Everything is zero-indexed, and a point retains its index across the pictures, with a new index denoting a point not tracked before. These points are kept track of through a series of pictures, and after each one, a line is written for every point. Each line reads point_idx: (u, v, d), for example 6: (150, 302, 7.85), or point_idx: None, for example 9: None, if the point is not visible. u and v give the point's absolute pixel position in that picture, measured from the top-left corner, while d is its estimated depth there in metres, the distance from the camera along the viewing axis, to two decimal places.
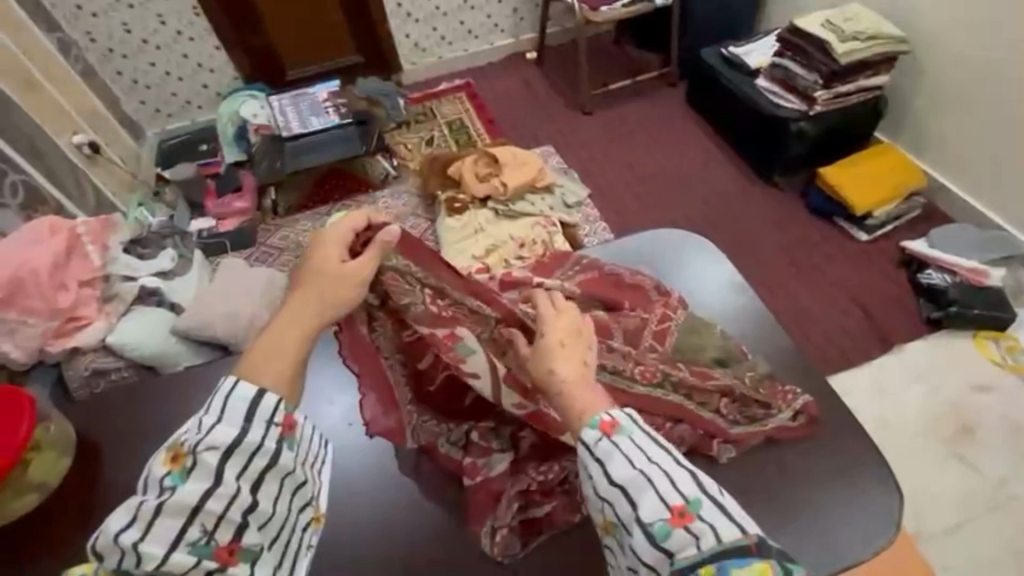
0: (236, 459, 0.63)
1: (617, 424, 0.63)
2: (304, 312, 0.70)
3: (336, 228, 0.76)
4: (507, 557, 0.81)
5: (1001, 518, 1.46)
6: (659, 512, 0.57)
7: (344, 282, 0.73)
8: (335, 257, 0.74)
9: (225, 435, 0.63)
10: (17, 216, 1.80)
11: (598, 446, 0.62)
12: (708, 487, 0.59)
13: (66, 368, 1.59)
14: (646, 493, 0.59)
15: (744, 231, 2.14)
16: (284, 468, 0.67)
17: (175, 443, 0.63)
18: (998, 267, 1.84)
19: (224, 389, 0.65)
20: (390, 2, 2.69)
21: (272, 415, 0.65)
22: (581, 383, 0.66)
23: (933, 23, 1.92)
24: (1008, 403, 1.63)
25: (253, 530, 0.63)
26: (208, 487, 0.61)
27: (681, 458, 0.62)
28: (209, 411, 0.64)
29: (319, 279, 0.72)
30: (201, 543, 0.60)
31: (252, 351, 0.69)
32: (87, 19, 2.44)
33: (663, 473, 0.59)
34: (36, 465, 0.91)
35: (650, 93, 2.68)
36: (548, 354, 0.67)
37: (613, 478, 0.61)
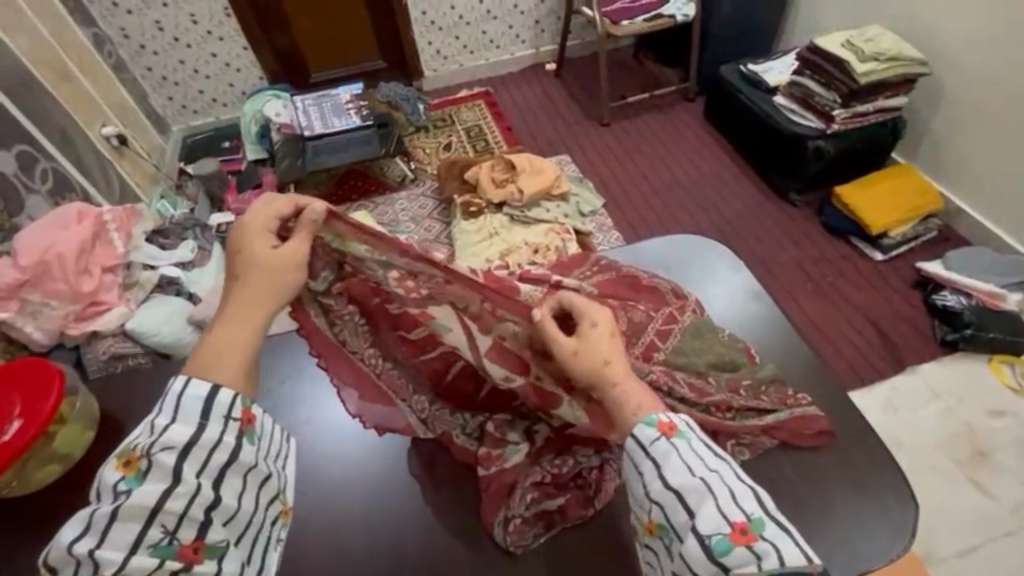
0: (194, 457, 0.62)
1: (675, 427, 0.64)
2: (254, 304, 0.68)
3: (255, 215, 0.72)
4: (520, 548, 0.81)
5: (1017, 545, 1.42)
6: (719, 526, 0.56)
7: (283, 269, 0.71)
8: (264, 243, 0.71)
9: (180, 434, 0.61)
10: (45, 201, 1.82)
11: (654, 446, 0.62)
12: (769, 508, 0.58)
13: (85, 351, 1.61)
14: (705, 503, 0.57)
15: (758, 245, 2.14)
16: (246, 463, 0.65)
17: (128, 448, 0.62)
18: (1015, 291, 1.82)
19: (175, 388, 0.64)
20: (415, 10, 2.74)
21: (229, 411, 0.65)
22: (631, 379, 0.70)
23: (955, 48, 1.93)
24: (1022, 429, 1.61)
25: (218, 527, 0.62)
26: (166, 487, 0.59)
27: (740, 472, 0.61)
28: (162, 411, 0.63)
29: (253, 270, 0.69)
30: (162, 544, 0.58)
31: (202, 347, 0.67)
32: (122, 16, 2.50)
33: (721, 484, 0.58)
34: (60, 436, 0.93)
35: (668, 108, 2.71)
36: (599, 349, 0.70)
37: (669, 482, 0.60)
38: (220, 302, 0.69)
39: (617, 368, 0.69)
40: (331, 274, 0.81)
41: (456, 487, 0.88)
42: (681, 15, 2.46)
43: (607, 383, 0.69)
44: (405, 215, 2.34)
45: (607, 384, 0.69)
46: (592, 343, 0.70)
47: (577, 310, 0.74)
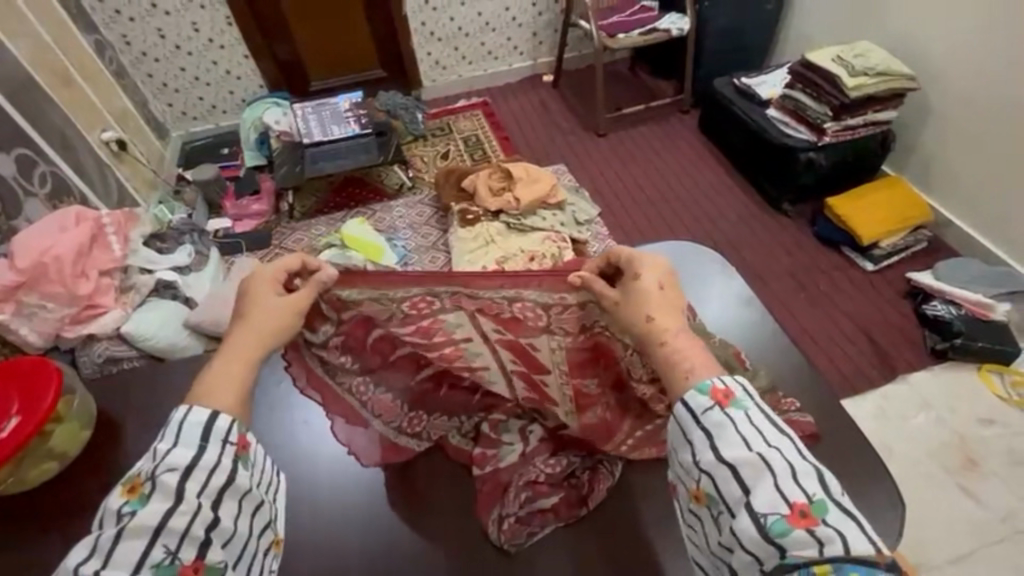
0: (195, 478, 0.62)
1: (730, 395, 0.63)
2: (255, 343, 0.72)
3: (265, 269, 0.78)
4: (514, 546, 0.80)
5: (1007, 553, 1.43)
6: (776, 506, 0.55)
7: (284, 318, 0.76)
8: (269, 292, 0.77)
9: (182, 456, 0.62)
10: (43, 205, 1.83)
11: (707, 415, 0.62)
12: (831, 490, 0.56)
13: (80, 353, 1.62)
14: (762, 480, 0.57)
15: (752, 255, 2.17)
16: (242, 486, 0.65)
17: (133, 475, 0.63)
18: (1004, 301, 1.85)
19: (176, 417, 0.65)
20: (415, 21, 2.78)
21: (227, 435, 0.65)
22: (682, 334, 0.70)
23: (943, 64, 1.97)
24: (1013, 437, 1.62)
25: (218, 546, 0.61)
26: (169, 506, 0.60)
27: (802, 449, 0.60)
28: (164, 437, 0.64)
29: (256, 315, 0.74)
30: (164, 564, 0.58)
31: (201, 380, 0.69)
32: (124, 23, 2.53)
33: (780, 460, 0.57)
34: (57, 435, 0.93)
35: (663, 119, 2.76)
36: (646, 302, 0.73)
37: (722, 454, 0.60)
38: (223, 340, 0.72)
39: (664, 323, 0.71)
40: (330, 327, 0.87)
41: (450, 490, 0.87)
42: (676, 29, 2.50)
43: (655, 339, 0.70)
44: (403, 222, 2.36)
45: (655, 340, 0.70)
46: (636, 295, 0.74)
47: (625, 263, 0.78)
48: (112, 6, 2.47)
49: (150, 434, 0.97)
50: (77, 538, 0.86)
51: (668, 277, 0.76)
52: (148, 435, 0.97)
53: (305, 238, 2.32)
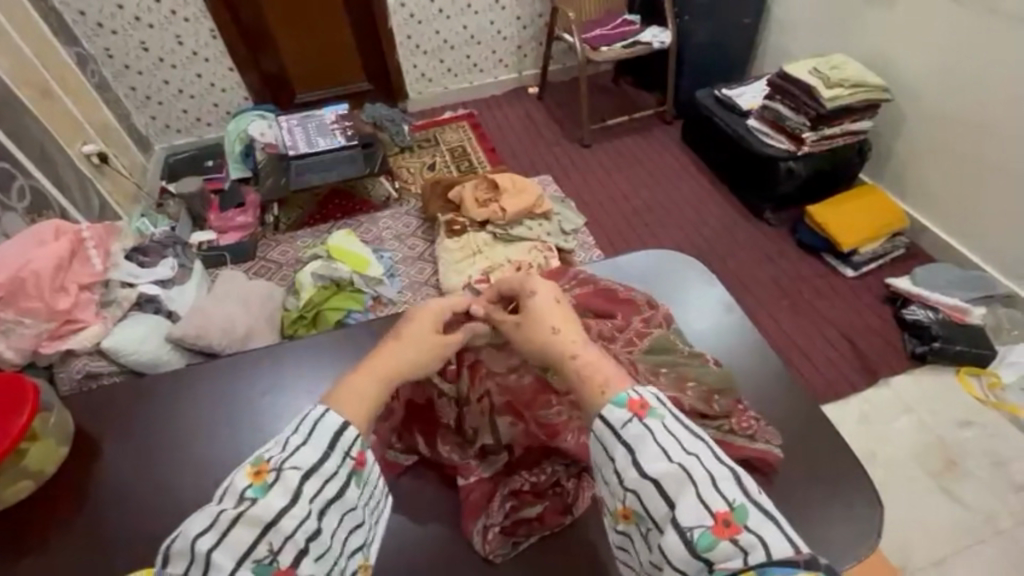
0: (314, 480, 0.59)
1: (646, 406, 0.62)
2: (394, 363, 0.72)
3: (434, 302, 0.82)
4: (498, 556, 0.80)
5: (989, 553, 1.45)
6: (701, 518, 0.54)
7: (429, 350, 0.76)
8: (431, 323, 0.79)
9: (308, 456, 0.60)
10: (21, 219, 1.80)
11: (627, 429, 0.61)
12: (752, 493, 0.56)
13: (58, 370, 1.59)
14: (685, 490, 0.56)
15: (735, 263, 2.20)
16: (348, 503, 0.61)
17: (260, 459, 0.60)
18: (978, 305, 1.90)
19: (313, 414, 0.63)
20: (400, 34, 2.80)
21: (349, 447, 0.62)
22: (586, 347, 0.70)
23: (914, 76, 2.04)
24: (991, 439, 1.65)
25: (312, 560, 0.56)
26: (285, 504, 0.56)
27: (721, 456, 0.60)
28: (297, 431, 0.62)
29: (414, 339, 0.76)
30: (264, 563, 0.54)
31: (338, 386, 0.69)
32: (107, 36, 2.51)
33: (700, 469, 0.57)
34: (31, 455, 0.91)
35: (647, 130, 2.80)
36: (547, 320, 0.73)
37: (645, 470, 0.58)
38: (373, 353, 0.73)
39: (568, 337, 0.71)
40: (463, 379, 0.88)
41: (434, 500, 0.87)
42: (658, 42, 2.55)
43: (564, 355, 0.70)
44: (389, 233, 2.36)
45: (565, 356, 0.69)
46: (539, 314, 0.74)
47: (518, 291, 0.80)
48: (95, 19, 2.46)
49: (128, 449, 0.96)
50: (51, 559, 0.84)
51: (559, 295, 0.78)
52: (127, 450, 0.95)
53: (290, 250, 2.31)
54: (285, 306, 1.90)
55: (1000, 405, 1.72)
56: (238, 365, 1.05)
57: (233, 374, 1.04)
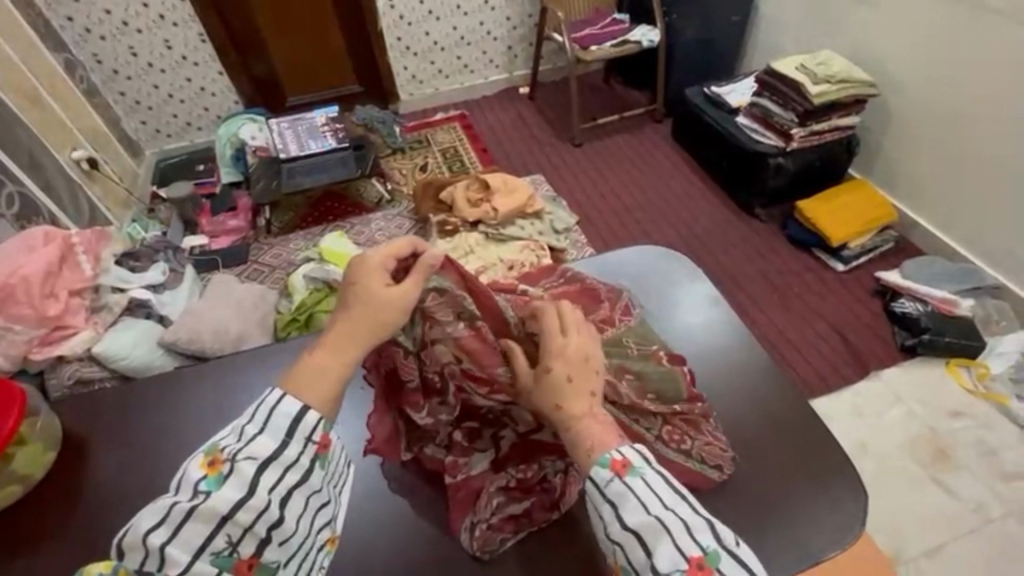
0: (271, 471, 0.59)
1: (628, 463, 0.62)
2: (356, 334, 0.65)
3: (376, 250, 0.71)
4: (486, 553, 0.81)
5: (980, 542, 1.47)
6: (677, 563, 0.56)
7: (387, 311, 0.67)
8: (379, 281, 0.68)
9: (264, 447, 0.59)
10: (11, 226, 1.79)
11: (609, 487, 0.61)
12: (724, 538, 0.58)
13: (49, 377, 1.58)
14: (663, 543, 0.57)
15: (726, 258, 2.21)
16: (313, 486, 0.62)
17: (214, 447, 0.59)
18: (967, 297, 1.91)
19: (269, 400, 0.61)
20: (390, 36, 2.80)
21: (311, 433, 0.61)
22: (590, 416, 0.66)
23: (900, 72, 2.06)
24: (981, 429, 1.67)
25: (274, 546, 0.58)
26: (241, 497, 0.57)
27: (695, 503, 0.61)
28: (252, 419, 0.60)
29: (364, 304, 0.67)
30: (223, 554, 0.56)
31: (296, 367, 0.64)
32: (95, 42, 2.51)
33: (677, 521, 0.58)
34: (20, 458, 0.90)
35: (637, 128, 2.81)
36: (555, 389, 0.67)
37: (627, 522, 0.60)
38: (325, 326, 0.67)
39: (575, 407, 0.66)
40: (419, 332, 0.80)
41: (424, 500, 0.88)
42: (647, 41, 2.56)
43: (562, 425, 0.67)
44: (382, 235, 2.36)
45: (562, 427, 0.67)
46: (545, 382, 0.68)
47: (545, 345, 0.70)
48: (82, 25, 2.45)
49: (118, 451, 0.96)
50: (41, 562, 0.84)
51: (585, 359, 0.69)
52: (116, 453, 0.95)
53: (282, 253, 2.31)
54: (279, 309, 1.86)
55: (990, 395, 1.73)
56: (232, 365, 1.06)
57: (225, 376, 1.05)
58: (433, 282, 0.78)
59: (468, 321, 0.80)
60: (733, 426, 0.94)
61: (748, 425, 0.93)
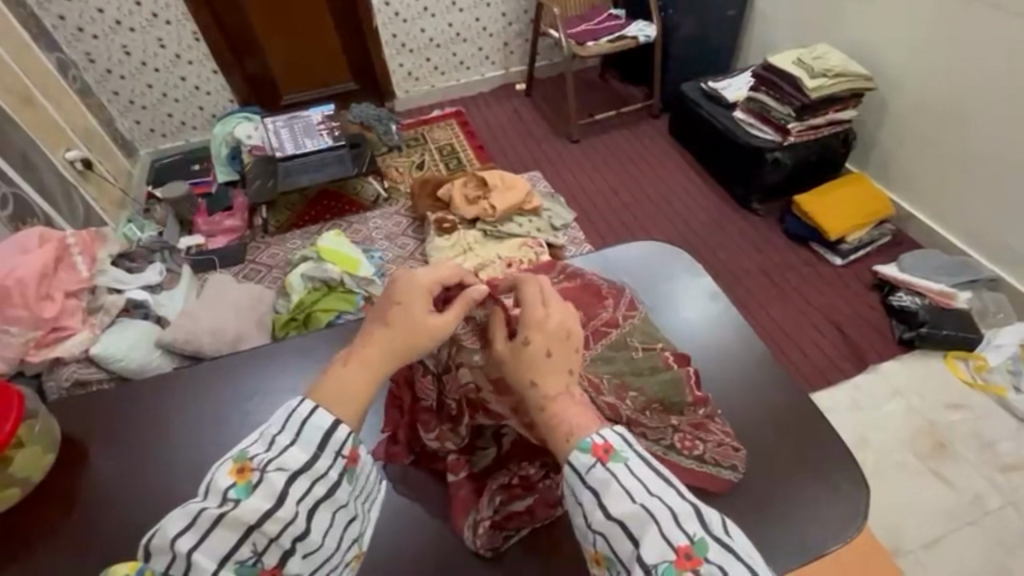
0: (300, 483, 0.58)
1: (610, 448, 0.59)
2: (390, 356, 0.64)
3: (426, 275, 0.70)
4: (490, 550, 0.81)
5: (979, 534, 1.47)
6: (664, 553, 0.53)
7: (423, 336, 0.66)
8: (423, 305, 0.67)
9: (296, 458, 0.58)
10: (5, 227, 1.77)
11: (591, 474, 0.58)
12: (712, 526, 0.55)
13: (46, 378, 1.57)
14: (647, 530, 0.54)
15: (724, 254, 2.22)
16: (341, 500, 0.60)
17: (245, 455, 0.59)
18: (964, 290, 1.92)
19: (301, 410, 0.60)
20: (385, 33, 2.78)
21: (340, 446, 0.60)
22: (566, 397, 0.63)
23: (896, 65, 2.06)
24: (978, 421, 1.68)
25: (298, 559, 0.57)
26: (268, 508, 0.56)
27: (682, 490, 0.58)
28: (283, 429, 0.59)
29: (405, 326, 0.65)
30: (247, 563, 0.56)
31: (326, 375, 0.64)
32: (88, 41, 2.49)
33: (661, 506, 0.55)
34: (19, 460, 0.90)
35: (634, 124, 2.81)
36: (531, 365, 0.64)
37: (611, 511, 0.56)
38: (358, 338, 0.66)
39: (549, 386, 0.63)
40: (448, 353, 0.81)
41: (425, 499, 0.88)
42: (643, 36, 2.56)
43: (535, 405, 0.63)
44: (380, 233, 2.35)
45: (535, 405, 0.63)
46: (519, 357, 0.65)
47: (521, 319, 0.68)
48: (75, 24, 2.43)
49: (117, 452, 0.95)
50: (41, 564, 0.84)
51: (566, 334, 0.66)
52: (116, 454, 0.95)
53: (279, 253, 2.30)
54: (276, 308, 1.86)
55: (988, 388, 1.74)
56: (232, 365, 1.06)
57: (227, 376, 1.04)
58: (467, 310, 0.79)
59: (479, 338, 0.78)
60: (734, 421, 0.94)
61: (749, 420, 0.93)
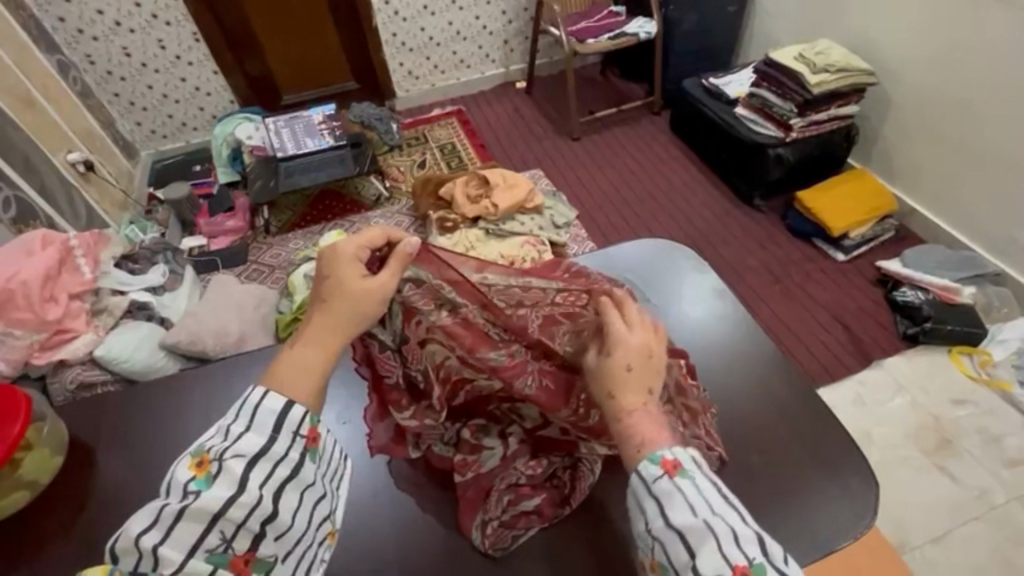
0: (260, 468, 0.58)
1: (679, 464, 0.61)
2: (337, 327, 0.65)
3: (349, 240, 0.70)
4: (497, 550, 0.81)
5: (985, 529, 1.47)
6: (719, 568, 0.54)
7: (365, 303, 0.67)
8: (356, 273, 0.68)
9: (252, 444, 0.59)
10: (8, 230, 1.77)
11: (656, 484, 0.60)
12: (773, 553, 0.55)
13: (51, 380, 1.57)
14: (705, 545, 0.55)
15: (726, 250, 2.21)
16: (306, 480, 0.61)
17: (201, 450, 0.59)
18: (968, 285, 1.92)
19: (252, 398, 0.61)
20: (385, 32, 2.78)
21: (297, 427, 0.61)
22: (643, 411, 0.65)
23: (898, 60, 2.05)
24: (983, 416, 1.68)
25: (270, 540, 0.57)
26: (231, 494, 0.56)
27: (746, 515, 0.58)
28: (237, 419, 0.60)
29: (342, 298, 0.66)
30: (218, 551, 0.55)
31: (279, 360, 0.64)
32: (88, 42, 2.48)
33: (724, 524, 0.56)
34: (26, 463, 0.90)
35: (635, 121, 2.80)
36: (613, 377, 0.67)
37: (671, 520, 0.58)
38: (301, 322, 0.66)
39: (628, 400, 0.66)
40: (398, 323, 0.81)
41: (431, 497, 0.88)
42: (644, 32, 2.55)
43: (614, 415, 0.66)
44: None
45: (612, 416, 0.66)
46: (603, 371, 0.68)
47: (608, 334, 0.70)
48: (74, 25, 2.43)
49: (123, 454, 0.96)
50: (48, 567, 0.84)
51: (646, 353, 0.68)
52: (122, 456, 0.95)
53: (281, 253, 2.30)
54: (280, 309, 1.85)
55: (993, 382, 1.74)
56: (236, 365, 1.06)
57: (233, 376, 1.04)
58: (410, 272, 0.79)
59: (450, 306, 0.80)
60: (740, 417, 0.94)
61: (755, 416, 0.93)
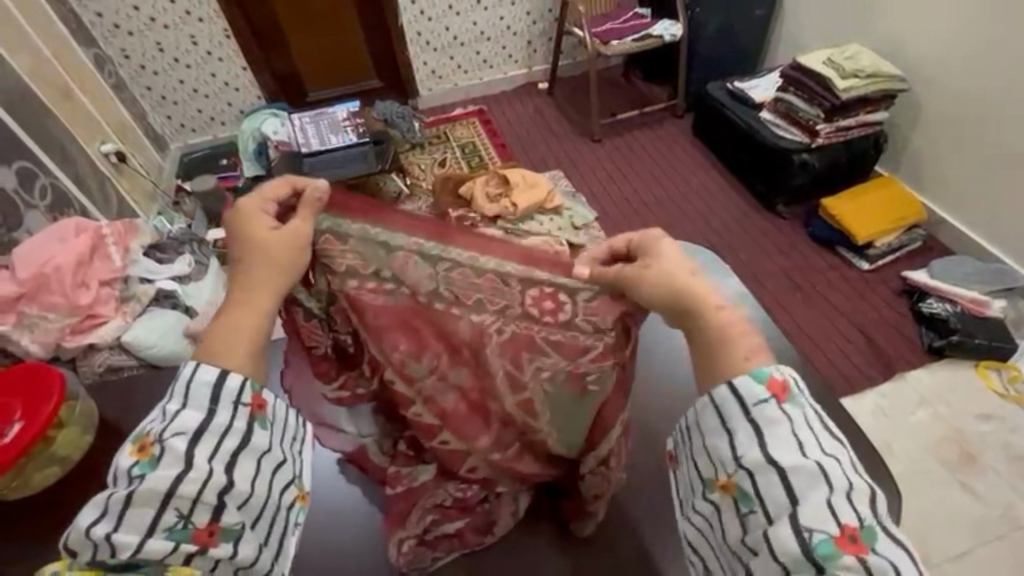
0: (206, 442, 0.62)
1: (787, 389, 0.63)
2: (257, 284, 0.68)
3: (251, 200, 0.73)
4: (414, 567, 0.88)
5: (1009, 548, 1.43)
6: (826, 524, 0.54)
7: (282, 256, 0.71)
8: (265, 229, 0.71)
9: (191, 420, 0.62)
10: (44, 216, 1.85)
11: (763, 406, 0.61)
12: (880, 514, 0.56)
13: (80, 364, 1.64)
14: (814, 489, 0.56)
15: (747, 255, 2.19)
16: (259, 447, 0.66)
17: (142, 435, 0.62)
18: (999, 297, 1.87)
19: (185, 374, 0.64)
20: (411, 32, 2.81)
21: (239, 396, 0.64)
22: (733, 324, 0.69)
23: (932, 67, 2.00)
24: (1010, 432, 1.63)
25: (232, 509, 0.61)
26: (179, 471, 0.59)
27: (856, 466, 0.59)
28: (173, 398, 0.63)
29: (257, 256, 0.70)
30: (177, 528, 0.58)
31: (211, 334, 0.67)
32: (124, 37, 2.56)
33: (837, 472, 0.57)
34: (59, 440, 0.94)
35: (657, 124, 2.78)
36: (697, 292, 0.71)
37: (773, 454, 0.59)
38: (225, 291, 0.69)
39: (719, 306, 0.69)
40: (320, 288, 0.84)
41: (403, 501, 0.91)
42: (669, 35, 2.53)
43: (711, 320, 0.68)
44: None
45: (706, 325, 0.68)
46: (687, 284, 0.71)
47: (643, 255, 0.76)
48: (112, 20, 2.51)
49: None
50: None
51: (671, 285, 0.69)
52: None
53: None
54: None
55: (1021, 399, 1.69)
56: None
57: None
58: (325, 222, 0.80)
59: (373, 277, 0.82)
60: None
61: None
